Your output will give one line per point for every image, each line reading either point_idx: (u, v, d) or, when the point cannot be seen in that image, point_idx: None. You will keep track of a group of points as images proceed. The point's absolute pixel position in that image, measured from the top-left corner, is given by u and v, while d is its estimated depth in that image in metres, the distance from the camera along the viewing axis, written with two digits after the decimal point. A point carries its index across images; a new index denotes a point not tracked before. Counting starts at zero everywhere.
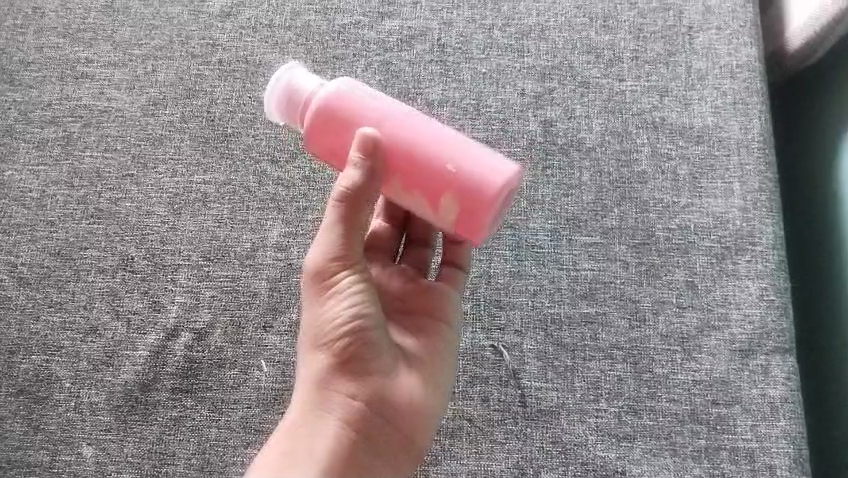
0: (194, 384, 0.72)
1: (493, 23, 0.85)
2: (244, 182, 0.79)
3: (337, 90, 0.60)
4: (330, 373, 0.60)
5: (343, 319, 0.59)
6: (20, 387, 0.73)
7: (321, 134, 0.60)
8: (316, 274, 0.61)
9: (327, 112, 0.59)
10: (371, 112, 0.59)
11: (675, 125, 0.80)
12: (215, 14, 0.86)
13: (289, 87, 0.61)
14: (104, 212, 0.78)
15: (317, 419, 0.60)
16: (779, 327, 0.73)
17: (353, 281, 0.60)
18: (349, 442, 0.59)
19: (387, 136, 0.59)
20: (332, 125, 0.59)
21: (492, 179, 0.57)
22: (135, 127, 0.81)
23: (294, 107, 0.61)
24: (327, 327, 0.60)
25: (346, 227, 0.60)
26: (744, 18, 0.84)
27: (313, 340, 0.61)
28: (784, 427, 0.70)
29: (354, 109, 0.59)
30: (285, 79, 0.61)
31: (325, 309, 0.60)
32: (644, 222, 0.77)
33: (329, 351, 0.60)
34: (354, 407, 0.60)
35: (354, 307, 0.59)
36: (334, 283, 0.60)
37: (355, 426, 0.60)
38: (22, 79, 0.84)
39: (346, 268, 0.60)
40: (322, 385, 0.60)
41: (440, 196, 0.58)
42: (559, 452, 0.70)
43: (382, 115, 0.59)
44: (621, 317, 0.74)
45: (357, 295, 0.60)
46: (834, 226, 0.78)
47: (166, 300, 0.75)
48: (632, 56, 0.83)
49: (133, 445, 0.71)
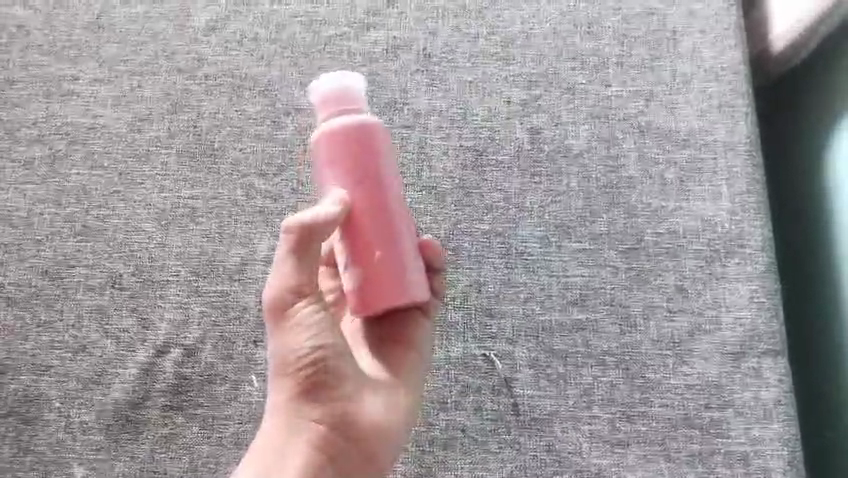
0: (185, 400, 0.72)
1: (478, 31, 0.85)
2: (232, 196, 0.79)
3: (366, 127, 0.59)
4: (294, 398, 0.60)
5: (304, 348, 0.59)
6: (10, 408, 0.72)
7: (320, 151, 0.59)
8: (276, 304, 0.60)
9: (334, 138, 0.58)
10: (368, 163, 0.59)
11: (661, 130, 0.81)
12: (199, 28, 0.86)
13: (327, 95, 0.58)
14: (91, 229, 0.78)
15: (284, 443, 0.60)
16: (770, 330, 0.73)
17: (312, 310, 0.60)
18: (316, 463, 0.59)
19: (362, 189, 0.59)
20: (340, 148, 0.58)
21: (403, 291, 0.60)
22: (123, 144, 0.81)
23: (322, 110, 0.59)
24: (289, 356, 0.59)
25: (298, 260, 0.60)
26: (728, 21, 0.84)
27: (276, 369, 0.61)
28: (777, 429, 0.70)
29: (356, 151, 0.59)
30: (330, 86, 0.58)
31: (285, 339, 0.60)
32: (632, 227, 0.77)
33: (291, 378, 0.60)
34: (320, 429, 0.60)
35: (315, 337, 0.59)
36: (293, 314, 0.60)
37: (322, 447, 0.60)
38: (8, 98, 0.83)
39: (305, 299, 0.60)
40: (287, 411, 0.60)
41: (359, 266, 0.59)
42: (554, 460, 0.70)
43: (373, 172, 0.59)
44: (612, 323, 0.74)
45: (317, 325, 0.59)
46: (820, 224, 0.79)
47: (155, 317, 0.75)
48: (618, 62, 0.83)
49: (125, 463, 0.70)
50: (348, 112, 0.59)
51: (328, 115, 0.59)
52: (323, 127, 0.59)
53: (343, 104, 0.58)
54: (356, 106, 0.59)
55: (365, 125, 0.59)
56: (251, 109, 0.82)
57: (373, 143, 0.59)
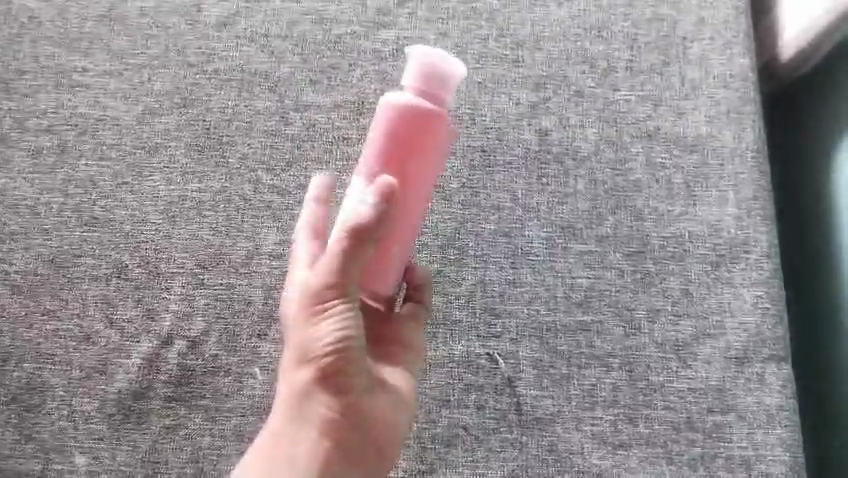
0: (187, 392, 0.72)
1: (488, 33, 0.85)
2: (240, 190, 0.79)
3: (438, 121, 0.60)
4: (312, 388, 0.58)
5: (329, 339, 0.57)
6: (12, 395, 0.72)
7: (386, 123, 0.60)
8: (309, 296, 0.58)
9: (405, 121, 0.59)
10: (424, 156, 0.61)
11: (669, 134, 0.81)
12: (211, 23, 0.86)
13: (434, 70, 0.58)
14: (99, 220, 0.78)
15: (298, 428, 0.59)
16: (774, 335, 0.73)
17: (344, 308, 0.57)
18: (328, 455, 0.59)
19: (409, 177, 0.61)
20: (411, 131, 0.59)
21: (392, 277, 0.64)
22: (132, 136, 0.81)
23: (419, 79, 0.59)
24: (315, 346, 0.57)
25: (345, 259, 0.57)
26: (737, 28, 0.85)
27: (298, 355, 0.59)
28: (779, 434, 0.70)
29: (420, 141, 0.60)
30: (425, 63, 0.58)
31: (313, 329, 0.58)
32: (638, 230, 0.77)
33: (314, 368, 0.58)
34: (334, 421, 0.59)
35: (342, 332, 0.57)
36: (325, 306, 0.57)
37: (335, 439, 0.59)
38: (18, 88, 0.84)
39: (340, 296, 0.57)
40: (304, 399, 0.59)
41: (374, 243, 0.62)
42: (555, 461, 0.70)
43: (422, 166, 0.61)
44: (617, 325, 0.74)
45: (346, 321, 0.57)
46: (827, 223, 0.79)
47: (160, 308, 0.75)
48: (627, 66, 0.83)
49: (126, 454, 0.70)
50: (427, 95, 0.59)
51: (410, 91, 0.59)
52: (399, 101, 0.59)
53: (435, 88, 0.59)
54: (443, 94, 0.59)
55: (440, 120, 0.59)
56: (260, 104, 0.83)
57: (436, 138, 0.60)
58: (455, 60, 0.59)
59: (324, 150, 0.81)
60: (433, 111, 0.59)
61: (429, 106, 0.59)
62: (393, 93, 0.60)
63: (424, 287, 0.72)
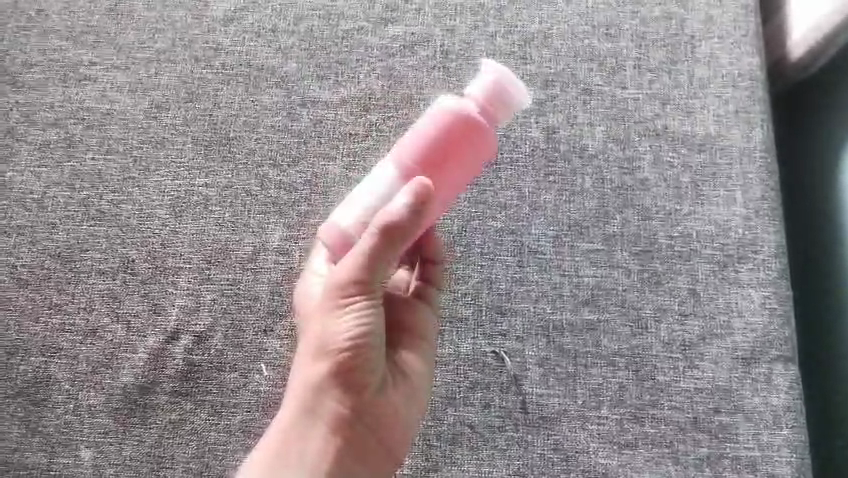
0: (193, 387, 0.72)
1: (496, 30, 0.85)
2: (246, 186, 0.79)
3: (489, 145, 0.58)
4: (324, 383, 0.58)
5: (347, 334, 0.57)
6: (17, 389, 0.72)
7: (437, 128, 0.57)
8: (331, 290, 0.58)
9: (458, 131, 0.57)
10: (463, 172, 0.59)
11: (678, 133, 0.80)
12: (218, 18, 0.86)
13: (502, 94, 0.56)
14: (105, 214, 0.78)
15: (308, 425, 0.59)
16: (781, 335, 0.73)
17: (364, 306, 0.57)
18: (336, 452, 0.59)
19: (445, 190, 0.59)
20: (462, 145, 0.57)
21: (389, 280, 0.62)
22: (138, 130, 0.81)
23: (487, 96, 0.57)
24: (332, 341, 0.57)
25: (372, 257, 0.56)
26: (746, 27, 0.85)
27: (314, 350, 0.59)
28: (786, 435, 0.70)
29: (468, 154, 0.58)
30: (498, 78, 0.56)
31: (332, 323, 0.57)
32: (646, 229, 0.77)
33: (329, 362, 0.57)
34: (345, 418, 0.58)
35: (360, 327, 0.57)
36: (345, 301, 0.57)
37: (344, 437, 0.59)
38: (25, 81, 0.83)
39: (363, 293, 0.57)
40: (317, 394, 0.58)
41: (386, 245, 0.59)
42: (561, 460, 0.70)
43: (459, 181, 0.59)
44: (623, 324, 0.74)
45: (365, 317, 0.57)
46: (832, 222, 0.79)
47: (166, 303, 0.75)
48: (635, 64, 0.83)
49: (131, 449, 0.70)
50: (484, 110, 0.57)
51: (471, 100, 0.57)
52: (456, 110, 0.57)
53: (496, 110, 0.57)
54: (498, 119, 0.58)
55: (489, 143, 0.58)
56: (267, 99, 0.82)
57: (484, 156, 0.58)
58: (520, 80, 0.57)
59: (331, 146, 0.81)
60: (490, 126, 0.57)
61: (485, 121, 0.57)
62: (453, 100, 0.58)
63: (438, 263, 0.69)
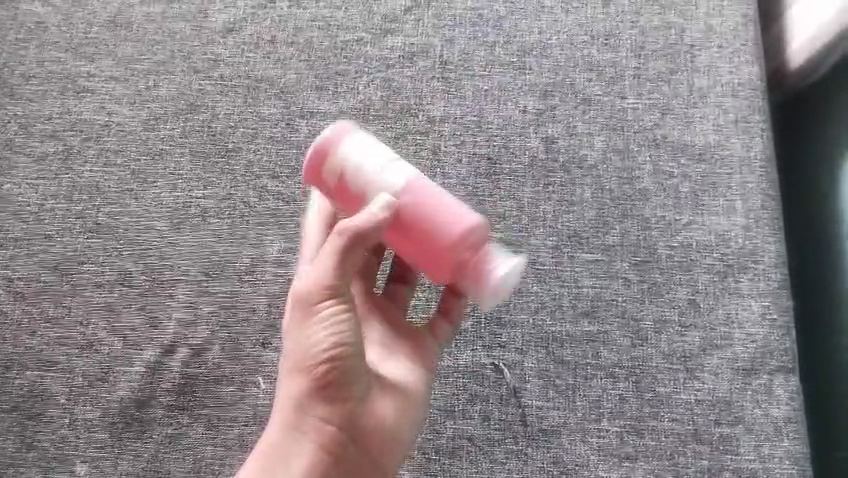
0: (190, 400, 0.71)
1: (495, 41, 0.85)
2: (244, 197, 0.79)
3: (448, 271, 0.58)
4: (304, 398, 0.56)
5: (320, 346, 0.55)
6: (15, 403, 0.72)
7: (450, 217, 0.57)
8: (301, 298, 0.56)
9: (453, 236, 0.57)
10: (422, 256, 0.59)
11: (676, 143, 0.80)
12: (217, 30, 0.86)
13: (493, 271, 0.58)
14: (102, 226, 0.78)
15: (291, 440, 0.57)
16: (783, 347, 0.72)
17: (334, 315, 0.55)
18: (321, 466, 0.56)
19: (405, 245, 0.59)
20: (440, 250, 0.57)
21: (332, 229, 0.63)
22: (137, 142, 0.81)
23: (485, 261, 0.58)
24: (306, 355, 0.56)
25: (335, 261, 0.55)
26: (745, 37, 0.84)
27: (291, 364, 0.57)
28: (788, 447, 0.69)
29: (434, 258, 0.58)
30: (499, 273, 0.58)
31: (305, 335, 0.56)
32: (646, 239, 0.77)
33: (306, 376, 0.56)
34: (327, 429, 0.56)
35: (332, 338, 0.55)
36: (316, 310, 0.55)
37: (327, 448, 0.57)
38: (24, 93, 0.84)
39: (332, 299, 0.55)
40: (298, 410, 0.56)
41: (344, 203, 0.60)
42: (560, 472, 0.69)
43: (412, 254, 0.59)
44: (624, 335, 0.73)
45: (335, 327, 0.55)
46: (832, 225, 0.79)
47: (163, 315, 0.75)
48: (634, 74, 0.83)
49: (128, 462, 0.70)
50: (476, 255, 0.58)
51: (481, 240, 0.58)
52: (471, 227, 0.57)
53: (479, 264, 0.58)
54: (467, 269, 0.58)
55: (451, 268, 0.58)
56: (265, 111, 0.82)
57: (438, 271, 0.59)
58: (499, 297, 0.59)
59: None
60: (459, 267, 0.58)
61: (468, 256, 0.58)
62: (482, 226, 0.58)
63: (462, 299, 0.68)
